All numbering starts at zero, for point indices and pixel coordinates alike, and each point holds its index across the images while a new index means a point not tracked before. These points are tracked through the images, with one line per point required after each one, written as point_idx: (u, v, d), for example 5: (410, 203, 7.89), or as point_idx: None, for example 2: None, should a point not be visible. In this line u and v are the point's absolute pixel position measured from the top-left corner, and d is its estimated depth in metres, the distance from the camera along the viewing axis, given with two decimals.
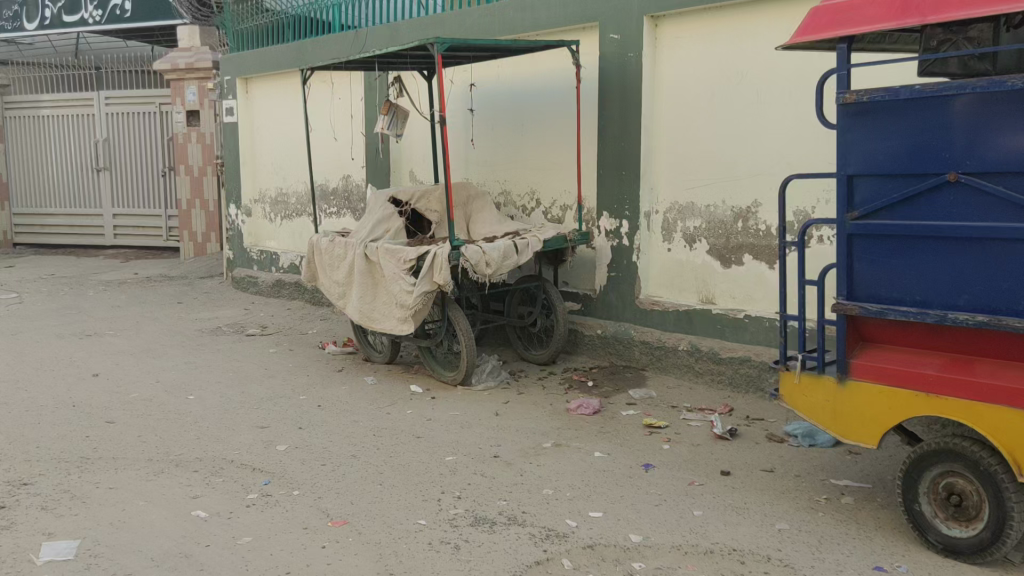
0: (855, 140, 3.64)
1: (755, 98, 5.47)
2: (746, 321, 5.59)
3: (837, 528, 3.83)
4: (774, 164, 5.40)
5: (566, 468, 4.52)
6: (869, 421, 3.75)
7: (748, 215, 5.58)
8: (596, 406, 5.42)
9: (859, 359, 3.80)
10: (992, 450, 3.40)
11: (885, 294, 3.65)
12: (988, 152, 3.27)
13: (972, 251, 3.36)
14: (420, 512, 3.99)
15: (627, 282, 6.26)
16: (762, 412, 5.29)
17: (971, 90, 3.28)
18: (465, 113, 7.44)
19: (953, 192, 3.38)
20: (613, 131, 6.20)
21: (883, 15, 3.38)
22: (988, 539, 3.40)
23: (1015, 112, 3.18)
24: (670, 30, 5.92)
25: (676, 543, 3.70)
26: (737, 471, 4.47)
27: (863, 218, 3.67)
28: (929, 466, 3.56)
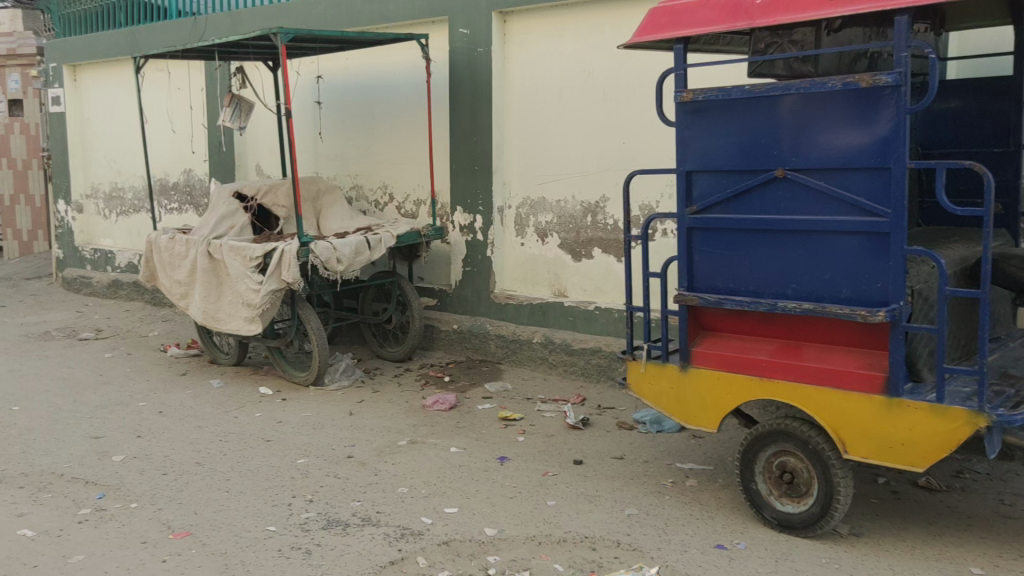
0: (693, 137, 3.80)
1: (601, 95, 5.60)
2: (596, 313, 5.74)
3: (682, 510, 3.99)
4: (620, 159, 5.55)
5: (421, 465, 4.49)
6: (710, 407, 3.93)
7: (596, 210, 5.71)
8: (452, 401, 5.42)
9: (699, 347, 3.97)
10: (820, 431, 3.63)
11: (722, 284, 3.82)
12: (812, 149, 3.48)
13: (800, 243, 3.57)
14: (269, 518, 3.86)
15: (481, 277, 6.30)
16: (613, 401, 5.43)
17: (796, 91, 3.48)
18: (312, 106, 7.27)
19: (782, 187, 3.58)
20: (463, 126, 6.21)
21: (715, 18, 3.54)
22: (818, 513, 3.62)
23: (836, 112, 3.40)
24: (518, 27, 5.98)
25: (530, 534, 3.75)
26: (589, 460, 4.58)
27: (701, 212, 3.84)
28: (765, 447, 3.77)
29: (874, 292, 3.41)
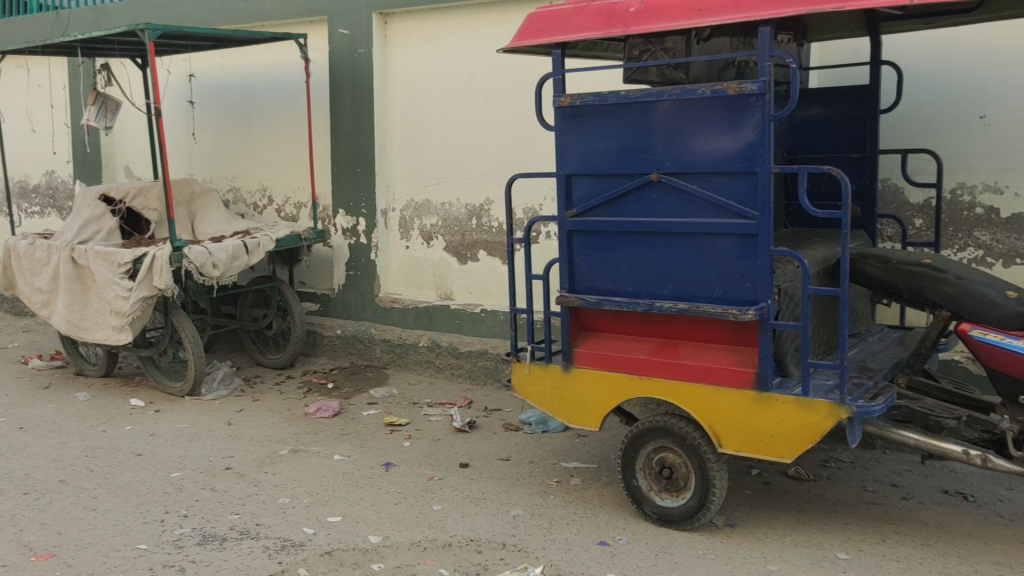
0: (571, 141, 3.86)
1: (484, 98, 5.61)
2: (482, 315, 5.75)
3: (566, 509, 4.04)
4: (503, 162, 5.58)
5: (304, 474, 4.39)
6: (591, 406, 4.00)
7: (481, 212, 5.72)
8: (336, 408, 5.32)
9: (581, 348, 4.03)
10: (696, 426, 3.75)
11: (602, 285, 3.90)
12: (684, 154, 3.59)
13: (675, 244, 3.68)
14: (141, 536, 3.69)
15: (365, 281, 6.22)
16: (500, 403, 5.45)
17: (669, 97, 3.58)
18: (185, 105, 7.02)
19: (657, 190, 3.68)
20: (345, 127, 6.12)
21: (590, 25, 3.60)
22: (695, 506, 3.74)
23: (706, 118, 3.52)
24: (399, 28, 5.93)
25: (415, 540, 3.71)
26: (475, 463, 4.58)
27: (581, 214, 3.90)
28: (644, 443, 3.87)
29: (744, 292, 3.54)
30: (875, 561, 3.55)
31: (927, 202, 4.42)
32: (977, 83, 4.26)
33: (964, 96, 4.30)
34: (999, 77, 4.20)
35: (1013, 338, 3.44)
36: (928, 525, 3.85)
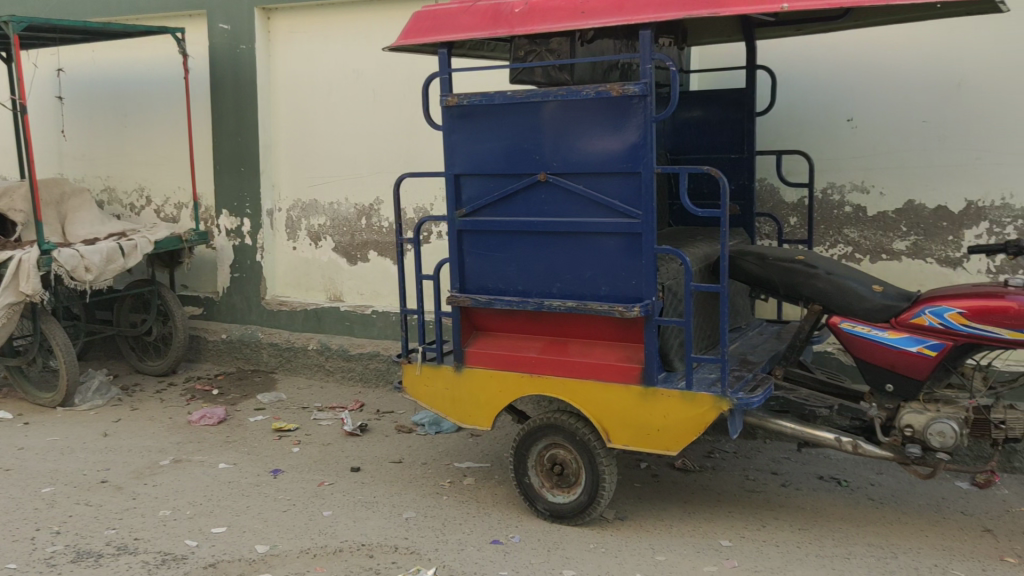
0: (459, 140, 3.85)
1: (371, 97, 5.54)
2: (373, 316, 5.68)
3: (459, 509, 4.04)
4: (392, 161, 5.53)
5: (186, 485, 4.23)
6: (483, 405, 4.01)
7: (371, 212, 5.65)
8: (221, 415, 5.15)
9: (472, 348, 4.03)
10: (586, 422, 3.81)
11: (492, 285, 3.91)
12: (570, 154, 3.64)
13: (563, 243, 3.72)
14: (7, 557, 3.48)
15: (251, 283, 6.05)
16: (392, 405, 5.39)
17: (554, 98, 3.62)
18: (54, 101, 6.66)
19: (545, 190, 3.72)
20: (227, 125, 5.93)
21: (476, 24, 3.61)
22: (586, 501, 3.80)
23: (591, 119, 3.58)
24: (283, 24, 5.79)
25: (304, 548, 3.63)
26: (366, 466, 4.52)
27: (470, 214, 3.90)
28: (536, 441, 3.91)
29: (630, 289, 3.62)
30: (756, 547, 3.69)
31: (801, 201, 4.63)
32: (844, 88, 4.49)
33: (832, 100, 4.52)
34: (864, 82, 4.44)
35: (879, 330, 3.65)
36: (805, 510, 4.03)
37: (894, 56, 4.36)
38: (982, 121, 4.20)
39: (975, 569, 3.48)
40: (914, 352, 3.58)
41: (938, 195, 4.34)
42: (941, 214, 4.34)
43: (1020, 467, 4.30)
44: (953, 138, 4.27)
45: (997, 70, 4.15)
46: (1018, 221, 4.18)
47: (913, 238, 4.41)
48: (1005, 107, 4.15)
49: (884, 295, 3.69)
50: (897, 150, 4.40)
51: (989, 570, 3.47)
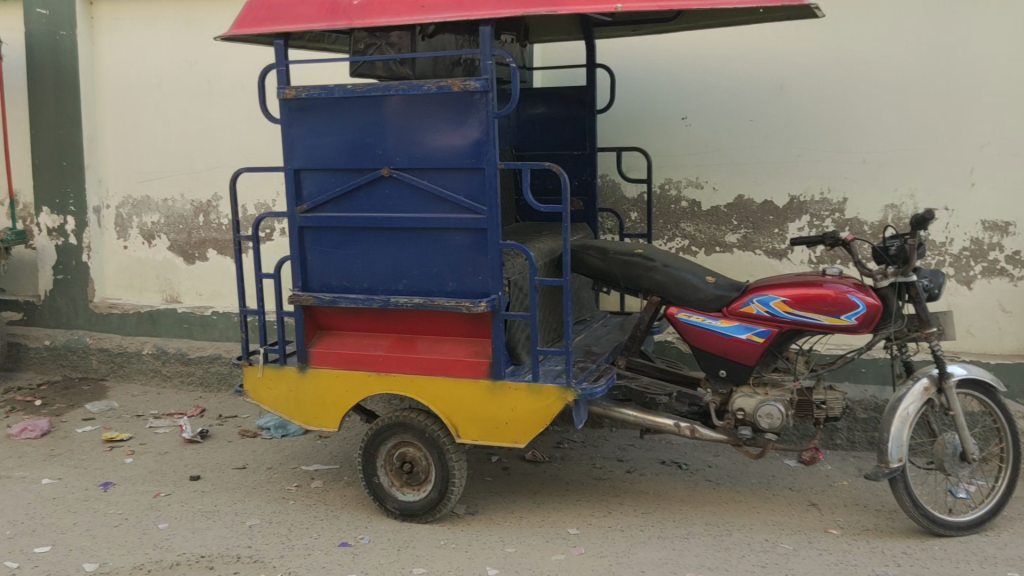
0: (298, 135, 3.75)
1: (207, 89, 5.30)
2: (214, 318, 5.44)
3: (306, 513, 3.93)
4: (230, 156, 5.30)
5: (5, 504, 3.91)
6: (329, 406, 3.91)
7: (209, 209, 5.40)
8: (45, 428, 4.80)
9: (316, 347, 3.93)
10: (435, 419, 3.80)
11: (336, 282, 3.83)
12: (414, 150, 3.61)
13: (408, 239, 3.69)
14: None
15: (78, 285, 5.67)
16: (235, 410, 5.19)
17: (396, 92, 3.58)
18: None
19: (388, 185, 3.67)
20: (48, 116, 5.53)
21: (314, 15, 3.51)
22: (436, 498, 3.79)
23: (434, 113, 3.56)
24: (107, 10, 5.45)
25: (138, 563, 3.43)
26: (207, 474, 4.32)
27: (312, 211, 3.80)
28: (384, 440, 3.86)
29: (476, 285, 3.62)
30: (603, 533, 3.79)
31: (640, 197, 4.79)
32: (678, 88, 4.68)
33: (667, 99, 4.70)
34: (697, 83, 4.64)
35: (712, 319, 3.84)
36: (648, 494, 4.18)
37: (724, 58, 4.57)
38: (803, 121, 4.48)
39: (801, 541, 3.71)
40: (744, 339, 3.79)
41: (765, 190, 4.59)
42: (767, 208, 4.60)
43: (841, 443, 4.63)
44: (778, 137, 4.54)
45: (815, 73, 4.43)
46: (835, 215, 4.49)
47: (743, 231, 4.66)
48: (822, 108, 4.44)
49: (716, 286, 3.87)
50: (728, 147, 4.63)
51: (813, 541, 3.71)
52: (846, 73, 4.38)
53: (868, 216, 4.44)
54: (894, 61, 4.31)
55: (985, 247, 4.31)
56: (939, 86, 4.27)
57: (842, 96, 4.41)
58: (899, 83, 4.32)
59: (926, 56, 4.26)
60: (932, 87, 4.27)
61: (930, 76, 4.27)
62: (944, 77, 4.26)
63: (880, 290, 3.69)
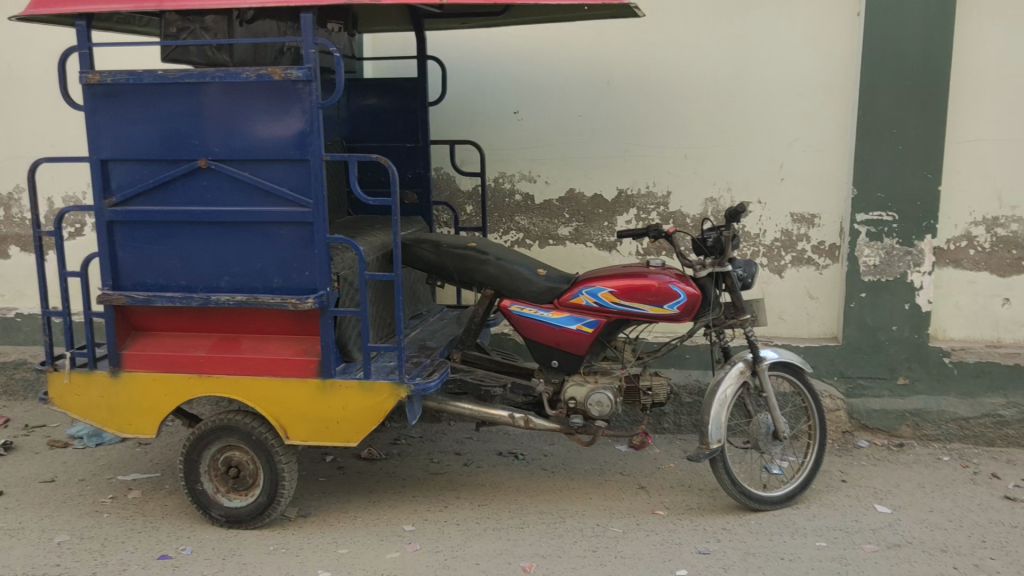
0: (105, 123, 3.50)
1: (6, 72, 4.88)
2: (18, 320, 5.03)
3: (123, 526, 3.70)
4: (34, 144, 4.91)
5: None
6: (146, 411, 3.69)
7: (10, 202, 4.98)
8: None
9: (130, 350, 3.69)
10: (262, 420, 3.66)
11: (151, 280, 3.61)
12: (234, 140, 3.45)
13: (230, 234, 3.53)
14: None
15: None
16: (43, 419, 4.82)
17: (212, 79, 3.41)
18: None
19: (206, 177, 3.50)
20: None
21: None
22: (265, 502, 3.65)
23: (254, 102, 3.41)
24: None
25: None
26: (10, 490, 3.99)
27: (122, 204, 3.56)
28: (208, 445, 3.68)
29: (302, 281, 3.51)
30: (438, 528, 3.78)
31: (475, 190, 4.81)
32: (509, 82, 4.71)
33: (500, 93, 4.73)
34: (527, 77, 4.69)
35: (543, 310, 3.89)
36: (484, 486, 4.21)
37: (553, 53, 4.65)
38: (629, 117, 4.63)
39: (630, 523, 3.84)
40: (575, 330, 3.86)
41: (594, 184, 4.71)
42: (597, 201, 4.72)
43: (668, 427, 4.84)
44: (605, 131, 4.66)
45: (639, 70, 4.58)
46: (659, 208, 4.67)
47: (574, 224, 4.76)
48: (646, 104, 4.60)
49: (547, 278, 3.93)
50: (558, 141, 4.71)
51: (642, 523, 3.85)
52: (667, 71, 4.56)
53: (690, 209, 4.65)
54: (712, 60, 4.51)
55: (794, 238, 4.61)
56: (752, 86, 4.51)
57: (665, 94, 4.58)
58: (717, 82, 4.53)
59: (740, 56, 4.49)
60: (745, 86, 4.51)
61: (744, 76, 4.50)
62: (756, 77, 4.50)
63: (699, 280, 3.86)
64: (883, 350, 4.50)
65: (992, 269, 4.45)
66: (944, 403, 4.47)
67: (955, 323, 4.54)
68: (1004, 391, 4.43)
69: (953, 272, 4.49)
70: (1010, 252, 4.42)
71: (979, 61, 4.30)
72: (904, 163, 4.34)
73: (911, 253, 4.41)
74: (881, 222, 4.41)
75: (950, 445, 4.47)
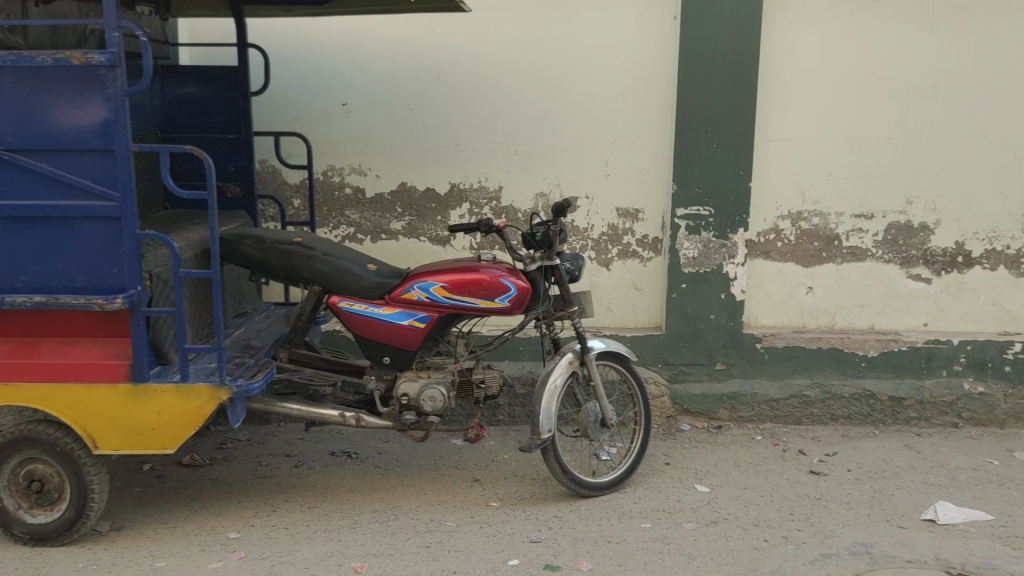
0: None
1: None
2: None
3: None
4: None
5: None
6: None
7: None
8: None
9: None
10: (68, 430, 3.42)
11: None
12: (30, 129, 3.19)
13: (28, 230, 3.26)
14: None
15: None
16: None
17: (3, 63, 3.13)
18: None
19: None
20: None
21: None
22: (72, 518, 3.42)
23: (51, 88, 3.16)
24: None
25: None
26: None
27: None
28: (7, 458, 3.41)
29: (110, 280, 3.28)
30: (265, 533, 3.65)
31: (303, 183, 4.68)
32: (338, 73, 4.61)
33: (328, 84, 4.62)
34: (355, 69, 4.60)
35: (374, 307, 3.83)
36: (315, 487, 4.10)
37: (382, 45, 4.58)
38: (458, 112, 4.64)
39: (464, 517, 3.86)
40: (406, 326, 3.83)
41: (425, 177, 4.69)
42: (429, 196, 4.70)
43: (502, 419, 4.90)
44: (436, 125, 4.65)
45: (468, 65, 4.60)
46: (491, 202, 4.71)
47: (407, 219, 4.72)
48: (477, 99, 4.63)
49: (377, 273, 3.87)
50: (389, 134, 4.66)
51: (475, 516, 3.87)
52: (496, 67, 4.59)
53: (521, 203, 4.71)
54: (539, 57, 4.59)
55: (620, 232, 4.77)
56: (578, 84, 4.62)
57: (494, 89, 4.62)
58: (544, 79, 4.61)
59: (565, 54, 4.59)
60: (571, 84, 4.62)
61: (570, 74, 4.61)
62: (581, 75, 4.61)
63: (528, 273, 3.92)
64: (702, 337, 4.74)
65: (797, 259, 4.78)
66: (757, 386, 4.77)
67: (766, 310, 4.84)
68: (809, 372, 4.77)
69: (764, 263, 4.78)
70: (812, 244, 4.76)
71: (783, 66, 4.59)
72: (718, 161, 4.58)
73: (725, 246, 4.66)
74: (698, 217, 4.63)
75: (763, 425, 4.78)
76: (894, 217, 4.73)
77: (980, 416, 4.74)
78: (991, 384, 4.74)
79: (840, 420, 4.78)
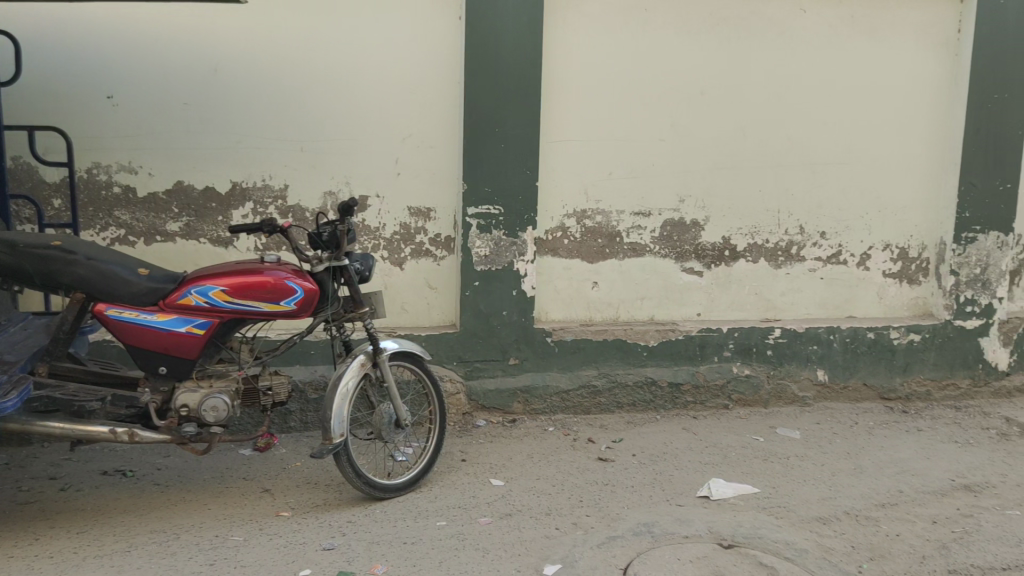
0: None
1: None
2: None
3: None
4: None
5: None
6: None
7: None
8: None
9: None
10: None
11: None
12: None
13: None
14: None
15: None
16: None
17: None
18: None
19: None
20: None
21: None
22: None
23: None
24: None
25: None
26: None
27: None
28: None
29: None
30: (24, 565, 3.32)
31: (63, 182, 4.30)
32: (101, 64, 4.28)
33: (90, 75, 4.27)
34: (122, 60, 4.29)
35: (146, 314, 3.58)
36: (84, 511, 3.79)
37: (150, 35, 4.30)
38: (237, 108, 4.44)
39: (252, 530, 3.70)
40: (183, 333, 3.61)
41: (203, 176, 4.45)
42: (209, 195, 4.47)
43: (294, 425, 4.76)
44: (213, 121, 4.42)
45: (247, 60, 4.41)
46: (277, 202, 4.55)
47: (184, 219, 4.46)
48: (258, 95, 4.45)
49: (150, 278, 3.62)
50: (161, 130, 4.38)
51: (264, 528, 3.72)
52: (278, 63, 4.44)
53: (309, 203, 4.58)
54: (321, 54, 4.48)
55: (412, 231, 4.75)
56: (363, 82, 4.56)
57: (275, 86, 4.46)
58: (329, 77, 4.51)
59: (351, 52, 4.52)
60: (357, 83, 4.55)
61: (356, 72, 4.54)
62: (367, 73, 4.55)
63: (315, 274, 3.81)
64: (495, 333, 4.83)
65: (583, 256, 4.97)
66: (548, 379, 4.92)
67: (556, 306, 5.00)
68: (596, 363, 4.98)
69: (552, 260, 4.94)
70: (596, 241, 4.96)
71: (564, 69, 4.76)
72: (506, 161, 4.68)
73: (515, 244, 4.77)
74: (488, 216, 4.71)
75: (554, 417, 4.95)
76: (668, 215, 5.03)
77: (747, 397, 5.16)
78: (755, 366, 5.15)
79: (625, 407, 5.04)
